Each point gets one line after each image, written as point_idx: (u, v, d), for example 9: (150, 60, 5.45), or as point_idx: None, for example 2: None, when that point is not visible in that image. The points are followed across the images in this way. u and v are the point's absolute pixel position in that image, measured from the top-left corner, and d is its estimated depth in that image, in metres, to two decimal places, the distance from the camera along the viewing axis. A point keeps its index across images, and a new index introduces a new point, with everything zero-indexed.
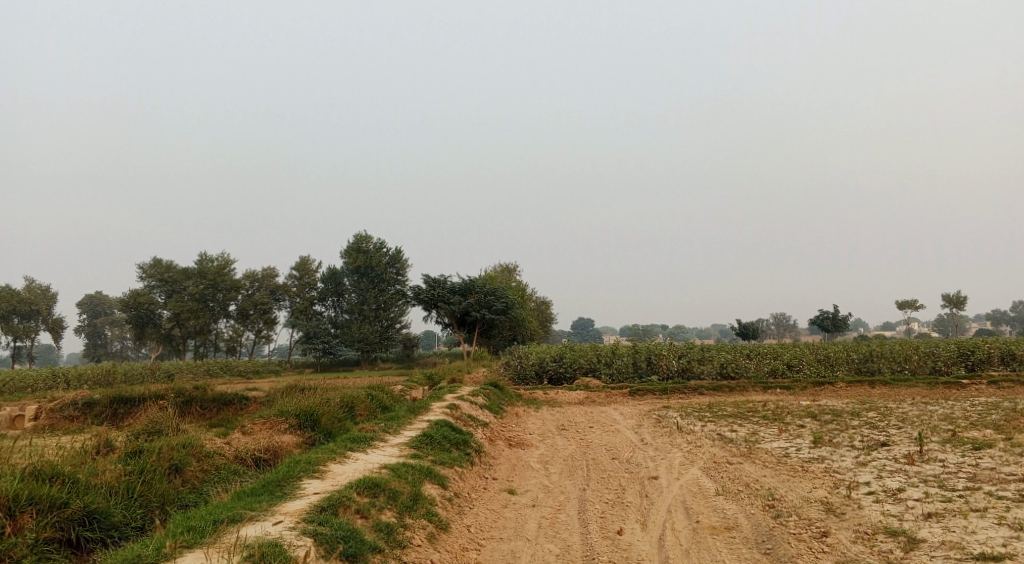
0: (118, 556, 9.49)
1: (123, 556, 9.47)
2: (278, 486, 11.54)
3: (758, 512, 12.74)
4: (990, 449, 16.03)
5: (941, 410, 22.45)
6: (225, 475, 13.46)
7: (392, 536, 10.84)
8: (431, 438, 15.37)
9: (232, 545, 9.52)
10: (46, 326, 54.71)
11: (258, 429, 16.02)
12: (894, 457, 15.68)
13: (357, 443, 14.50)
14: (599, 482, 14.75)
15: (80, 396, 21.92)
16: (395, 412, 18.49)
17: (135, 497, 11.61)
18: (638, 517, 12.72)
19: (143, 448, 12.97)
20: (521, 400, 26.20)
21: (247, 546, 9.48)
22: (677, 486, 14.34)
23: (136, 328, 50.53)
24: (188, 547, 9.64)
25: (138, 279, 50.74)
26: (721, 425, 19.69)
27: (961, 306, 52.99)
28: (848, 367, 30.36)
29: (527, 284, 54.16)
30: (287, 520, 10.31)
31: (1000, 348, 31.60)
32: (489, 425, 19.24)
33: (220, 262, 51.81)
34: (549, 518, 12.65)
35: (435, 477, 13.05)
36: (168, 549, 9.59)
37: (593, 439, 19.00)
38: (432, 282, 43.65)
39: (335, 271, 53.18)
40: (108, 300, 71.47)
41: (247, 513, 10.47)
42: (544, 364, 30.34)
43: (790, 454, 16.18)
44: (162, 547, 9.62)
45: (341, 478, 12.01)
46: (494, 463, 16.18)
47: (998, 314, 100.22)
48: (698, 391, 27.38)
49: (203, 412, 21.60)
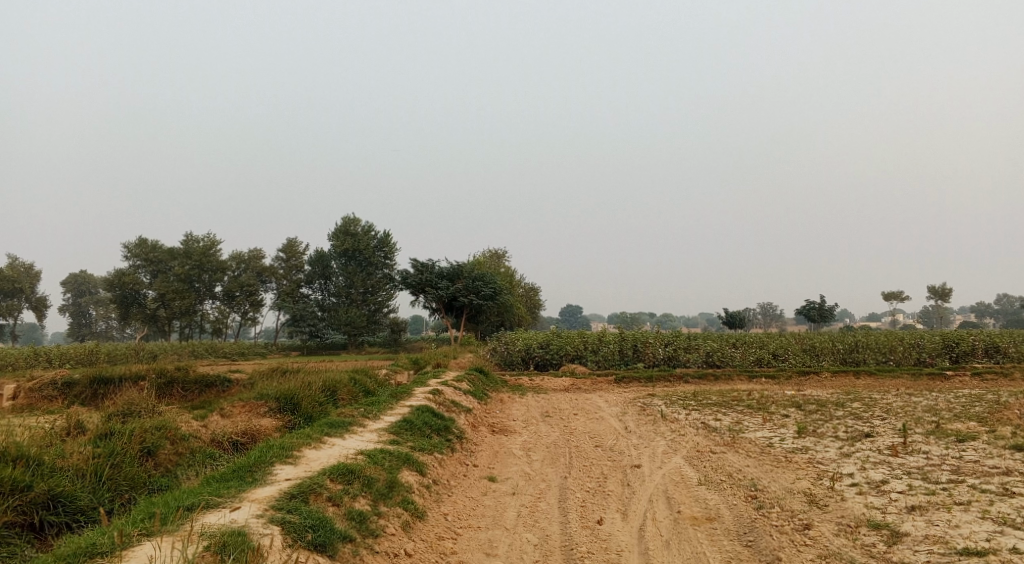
0: (74, 544, 9.25)
1: (79, 545, 9.21)
2: (249, 471, 11.27)
3: (741, 503, 12.58)
4: (974, 442, 15.92)
5: (925, 401, 22.37)
6: (200, 458, 13.17)
7: (364, 524, 10.60)
8: (410, 423, 15.10)
9: (192, 535, 9.27)
10: (30, 305, 54.02)
11: (236, 412, 15.74)
12: (878, 448, 15.55)
13: (334, 429, 14.22)
14: (581, 470, 14.55)
15: (59, 376, 21.46)
16: (377, 397, 18.22)
17: (103, 481, 11.34)
18: (618, 507, 12.53)
19: (115, 429, 12.66)
20: (506, 386, 26.00)
21: (208, 536, 9.24)
22: (659, 475, 14.16)
23: (121, 308, 49.97)
24: (148, 535, 9.38)
25: (124, 259, 50.19)
26: (706, 414, 19.54)
27: (946, 298, 53.11)
28: (833, 356, 30.28)
29: (515, 270, 53.92)
30: (255, 507, 10.06)
31: (984, 341, 31.61)
32: (472, 410, 18.99)
33: (206, 243, 51.21)
34: (529, 506, 12.45)
35: (413, 464, 12.81)
36: (126, 537, 9.32)
37: (577, 427, 18.82)
38: (420, 266, 43.37)
39: (323, 254, 52.65)
40: (93, 279, 70.74)
41: (215, 500, 10.21)
42: (530, 350, 30.11)
43: (774, 444, 16.03)
44: (121, 534, 9.35)
45: (315, 464, 11.75)
46: (476, 450, 15.97)
47: (983, 307, 100.66)
48: (684, 379, 27.25)
49: (185, 394, 21.25)
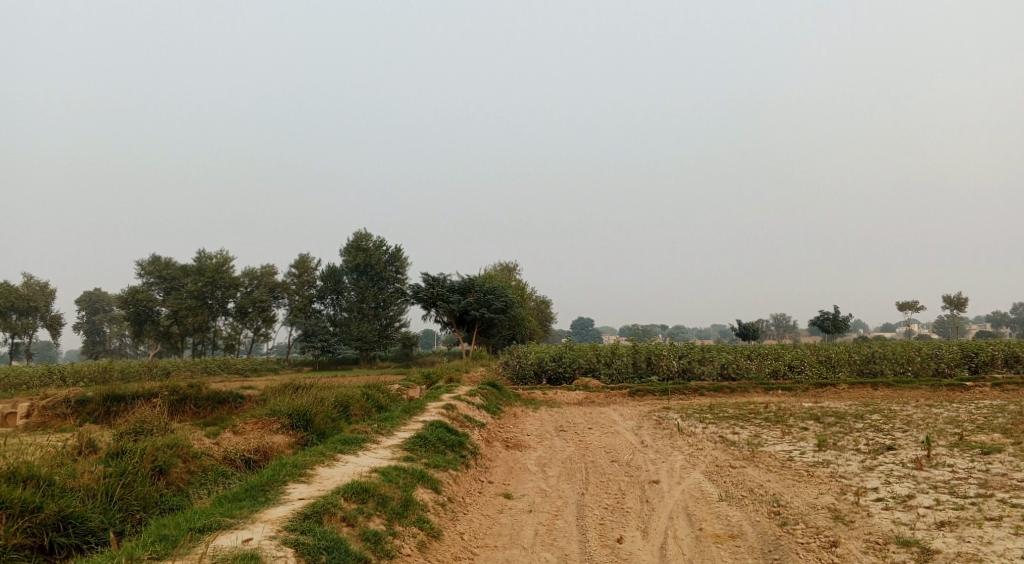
0: None
1: None
2: (262, 491, 11.07)
3: (764, 519, 12.29)
4: (1000, 454, 15.54)
5: (946, 412, 21.96)
6: (212, 477, 12.99)
7: (379, 545, 10.39)
8: (425, 439, 14.88)
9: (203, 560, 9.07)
10: (45, 323, 54.14)
11: (249, 428, 15.55)
12: (901, 462, 15.20)
13: (347, 445, 14.01)
14: (598, 486, 14.27)
15: (73, 393, 21.32)
16: (390, 413, 18.01)
17: (114, 501, 11.16)
18: (638, 524, 12.25)
19: (126, 448, 12.48)
20: (519, 400, 25.72)
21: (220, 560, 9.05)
22: (678, 491, 13.87)
23: (134, 326, 50.02)
24: (158, 558, 9.18)
25: (137, 276, 50.27)
26: (722, 428, 19.22)
27: (961, 308, 52.52)
28: (849, 368, 29.85)
29: (527, 284, 53.65)
30: (269, 528, 9.86)
31: (1003, 350, 31.13)
32: (485, 425, 18.74)
33: (219, 260, 51.27)
34: (546, 524, 12.19)
35: (428, 481, 12.58)
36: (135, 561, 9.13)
37: (592, 441, 18.53)
38: (431, 280, 43.15)
39: (334, 269, 52.66)
40: (107, 297, 70.96)
41: (227, 521, 10.00)
42: (543, 363, 29.86)
43: (794, 458, 15.70)
44: (130, 558, 9.16)
45: (328, 482, 11.53)
46: (491, 466, 15.73)
47: (998, 317, 99.72)
48: (699, 392, 26.91)
49: (198, 410, 21.09)
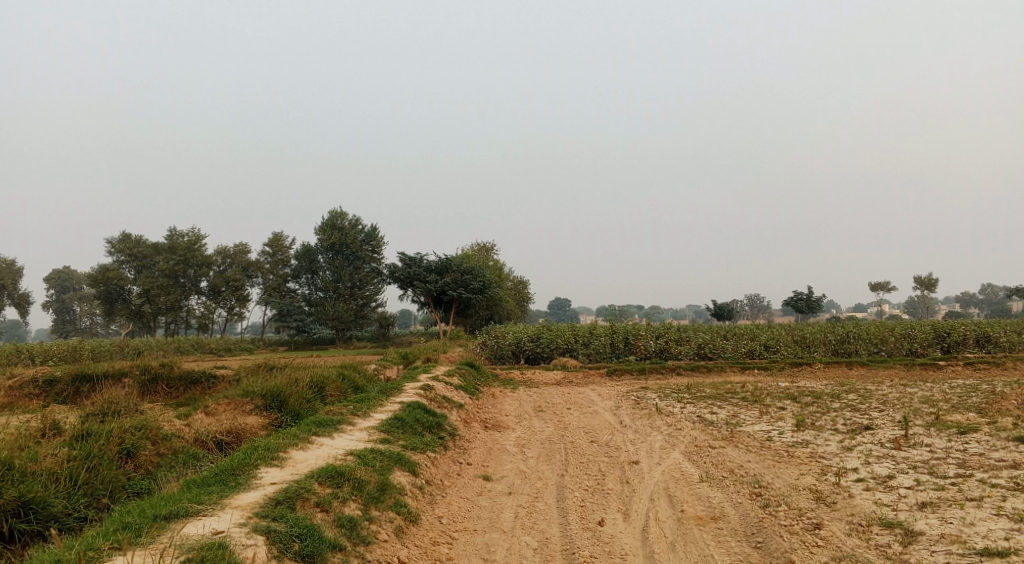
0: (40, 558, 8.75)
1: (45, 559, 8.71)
2: (232, 475, 10.72)
3: (745, 501, 12.18)
4: (976, 434, 15.53)
5: (920, 392, 21.97)
6: (183, 459, 12.62)
7: (355, 531, 10.13)
8: (402, 421, 14.58)
9: (169, 549, 8.77)
10: (13, 302, 53.04)
11: (221, 410, 15.19)
12: (880, 442, 15.14)
13: (321, 428, 13.66)
14: (578, 467, 14.08)
15: (41, 373, 20.74)
16: (366, 393, 17.69)
17: (79, 486, 10.81)
18: (619, 506, 12.08)
19: (92, 430, 12.09)
20: (496, 380, 25.50)
21: (187, 550, 8.75)
22: (658, 472, 13.72)
23: (105, 305, 49.16)
24: (124, 547, 8.87)
25: (107, 254, 49.37)
26: (701, 407, 19.12)
27: (932, 288, 52.97)
28: (824, 348, 29.89)
29: (503, 263, 53.33)
30: (238, 515, 9.56)
31: (975, 330, 31.34)
32: (464, 406, 18.50)
33: (191, 238, 50.45)
34: (526, 507, 11.98)
35: (405, 464, 12.29)
36: (97, 550, 8.82)
37: (571, 422, 18.34)
38: (408, 260, 42.72)
39: (309, 248, 52.00)
40: (77, 276, 69.81)
41: (195, 507, 9.69)
42: (521, 343, 29.59)
43: (774, 438, 15.60)
44: (92, 547, 8.85)
45: (302, 466, 11.21)
46: (469, 447, 15.49)
47: (968, 298, 101.03)
48: (676, 371, 26.84)
49: (170, 391, 20.62)
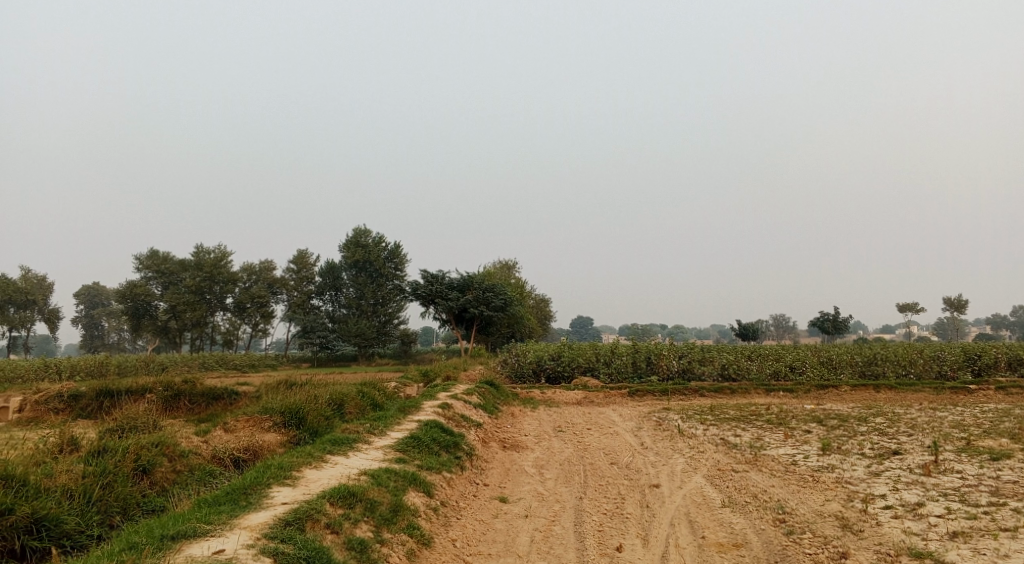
0: None
1: None
2: (244, 495, 10.58)
3: (769, 528, 11.87)
4: (1009, 461, 15.08)
5: (951, 416, 21.46)
6: (199, 476, 12.50)
7: (365, 554, 9.97)
8: (418, 440, 14.40)
9: None
10: (42, 316, 53.62)
11: (240, 426, 15.09)
12: (909, 467, 14.73)
13: (337, 446, 13.52)
14: (597, 490, 13.81)
15: (65, 388, 20.77)
16: (386, 412, 17.55)
17: (92, 503, 10.72)
18: (638, 531, 11.81)
19: (108, 446, 12.01)
20: (517, 399, 25.28)
21: None
22: (680, 496, 13.42)
23: (132, 320, 49.55)
24: None
25: (135, 270, 49.82)
26: (724, 430, 18.78)
27: (962, 310, 52.08)
28: (851, 370, 29.35)
29: (526, 281, 53.15)
30: (246, 536, 9.44)
31: (1007, 353, 30.66)
32: (482, 425, 18.30)
33: (217, 255, 50.80)
34: (543, 530, 11.74)
35: (420, 484, 12.11)
36: None
37: (591, 443, 18.07)
38: (430, 277, 42.69)
39: (334, 265, 52.27)
40: (106, 291, 70.57)
41: (203, 527, 9.56)
42: (542, 362, 29.35)
43: (799, 462, 15.23)
44: None
45: (315, 486, 11.05)
46: (486, 468, 15.27)
47: (998, 319, 99.39)
48: (699, 392, 26.44)
49: (192, 407, 20.52)
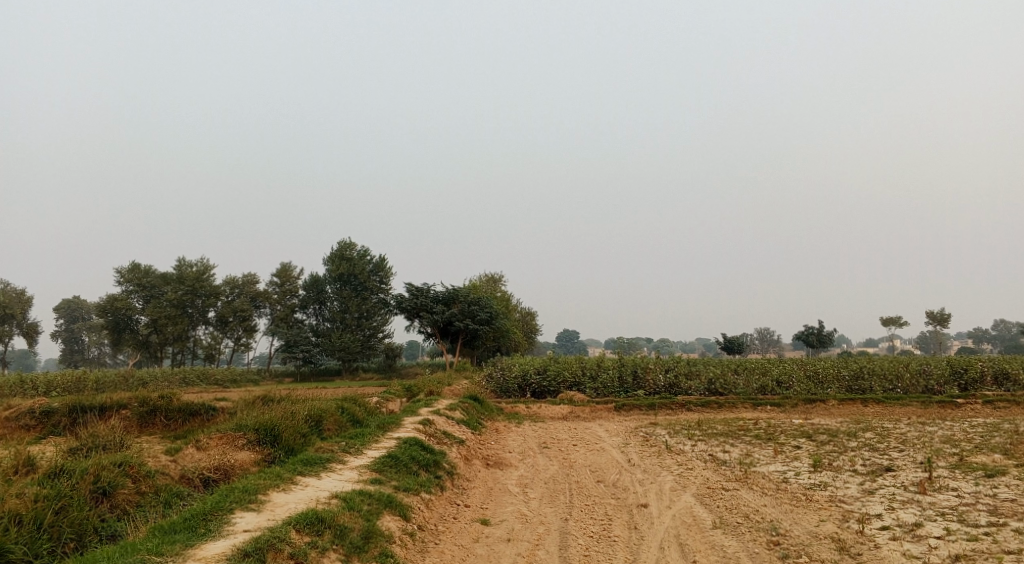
0: None
1: None
2: (202, 521, 9.98)
3: (763, 551, 11.38)
4: (1004, 477, 14.60)
5: (941, 431, 21.05)
6: (165, 498, 11.79)
7: None
8: (395, 458, 13.79)
9: None
10: (20, 331, 52.34)
11: (213, 443, 14.39)
12: (903, 485, 14.22)
13: (310, 466, 12.90)
14: (583, 510, 13.24)
15: (36, 404, 19.86)
16: (365, 428, 16.86)
17: (42, 530, 10.09)
18: (626, 556, 11.29)
19: (68, 467, 11.33)
20: (501, 414, 24.67)
21: None
22: (669, 516, 12.86)
23: (112, 334, 48.53)
24: None
25: (115, 284, 48.84)
26: (713, 445, 18.26)
27: (945, 323, 51.94)
28: (838, 384, 28.88)
29: (510, 294, 52.49)
30: None
31: (993, 367, 30.35)
32: (465, 442, 17.66)
33: (199, 268, 49.91)
34: (526, 556, 11.18)
35: (396, 507, 11.50)
36: None
37: (577, 459, 17.49)
38: (415, 290, 41.99)
39: (318, 278, 51.58)
40: (86, 305, 69.28)
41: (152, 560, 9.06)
42: (527, 376, 28.74)
43: (790, 480, 14.70)
44: None
45: (281, 511, 10.45)
46: (468, 487, 14.66)
47: (980, 333, 99.66)
48: (686, 407, 25.90)
49: (167, 423, 19.68)
